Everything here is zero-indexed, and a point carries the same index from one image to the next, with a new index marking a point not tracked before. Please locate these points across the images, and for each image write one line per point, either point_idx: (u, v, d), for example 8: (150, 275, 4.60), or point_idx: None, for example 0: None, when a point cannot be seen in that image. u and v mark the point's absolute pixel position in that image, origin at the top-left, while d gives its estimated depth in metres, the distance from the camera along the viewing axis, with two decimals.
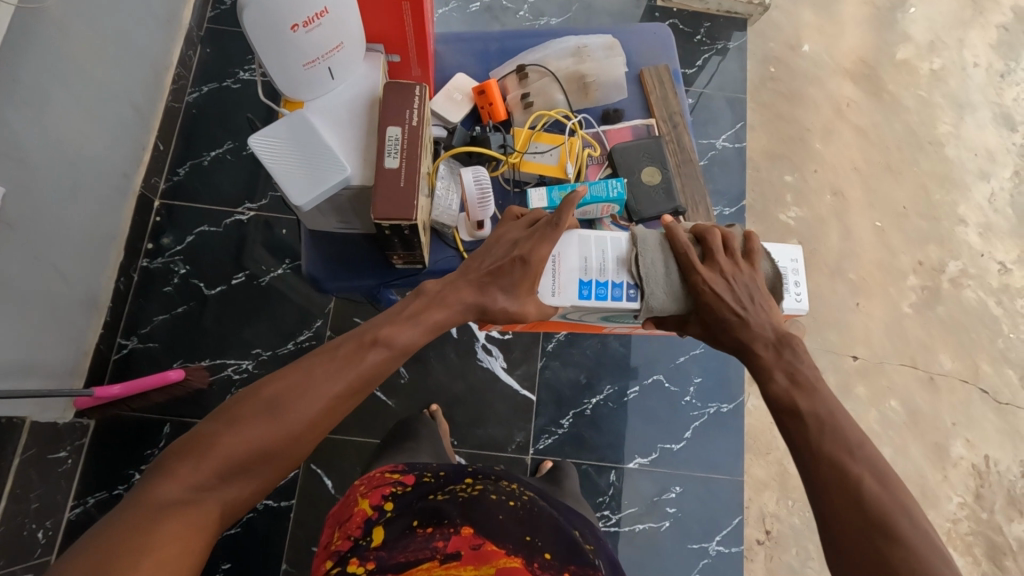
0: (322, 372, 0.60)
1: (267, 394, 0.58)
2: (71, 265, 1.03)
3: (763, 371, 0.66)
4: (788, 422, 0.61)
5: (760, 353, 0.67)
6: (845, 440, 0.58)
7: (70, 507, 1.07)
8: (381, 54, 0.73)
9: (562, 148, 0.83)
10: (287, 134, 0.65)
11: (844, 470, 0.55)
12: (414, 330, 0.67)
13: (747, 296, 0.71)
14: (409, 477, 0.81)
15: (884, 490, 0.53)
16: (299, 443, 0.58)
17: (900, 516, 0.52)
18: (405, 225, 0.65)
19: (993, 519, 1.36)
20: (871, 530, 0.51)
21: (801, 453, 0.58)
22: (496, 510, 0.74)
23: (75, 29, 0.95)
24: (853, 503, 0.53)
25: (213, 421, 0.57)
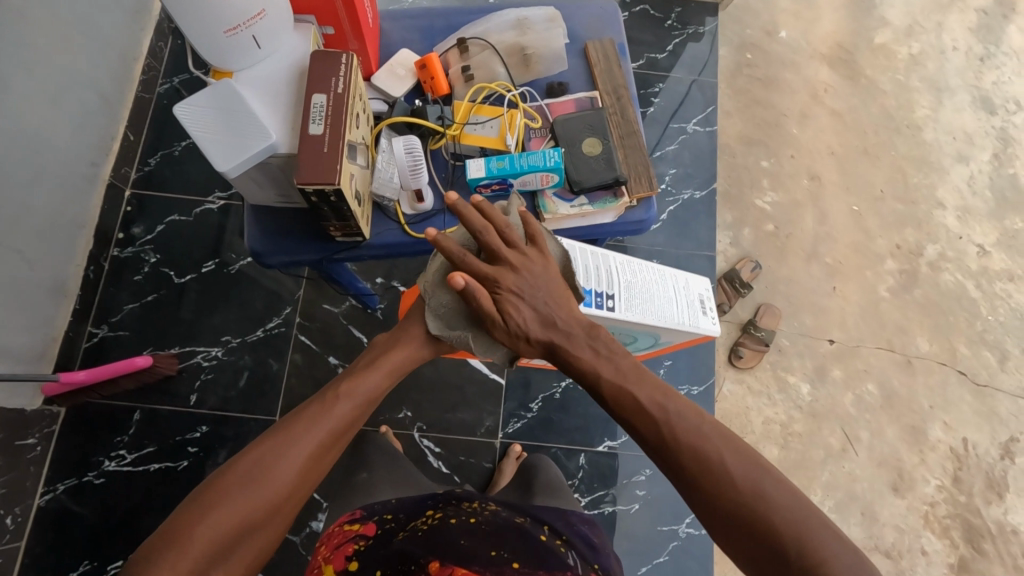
0: (297, 435, 0.58)
1: (242, 467, 0.55)
2: (35, 252, 1.04)
3: (588, 371, 0.63)
4: (631, 416, 0.60)
5: (576, 354, 0.65)
6: (691, 423, 0.57)
7: (40, 493, 1.08)
8: (312, 25, 0.74)
9: (502, 120, 0.84)
10: (210, 101, 0.66)
11: (703, 449, 0.55)
12: (379, 376, 0.66)
13: (545, 291, 0.66)
14: (370, 526, 0.78)
15: (742, 461, 0.54)
16: (281, 513, 0.56)
17: (769, 481, 0.53)
18: (329, 189, 0.65)
19: (971, 501, 1.35)
20: (748, 505, 0.52)
21: (659, 446, 0.57)
22: (459, 536, 0.72)
23: (34, 17, 0.96)
24: (723, 486, 0.53)
25: (186, 506, 0.53)
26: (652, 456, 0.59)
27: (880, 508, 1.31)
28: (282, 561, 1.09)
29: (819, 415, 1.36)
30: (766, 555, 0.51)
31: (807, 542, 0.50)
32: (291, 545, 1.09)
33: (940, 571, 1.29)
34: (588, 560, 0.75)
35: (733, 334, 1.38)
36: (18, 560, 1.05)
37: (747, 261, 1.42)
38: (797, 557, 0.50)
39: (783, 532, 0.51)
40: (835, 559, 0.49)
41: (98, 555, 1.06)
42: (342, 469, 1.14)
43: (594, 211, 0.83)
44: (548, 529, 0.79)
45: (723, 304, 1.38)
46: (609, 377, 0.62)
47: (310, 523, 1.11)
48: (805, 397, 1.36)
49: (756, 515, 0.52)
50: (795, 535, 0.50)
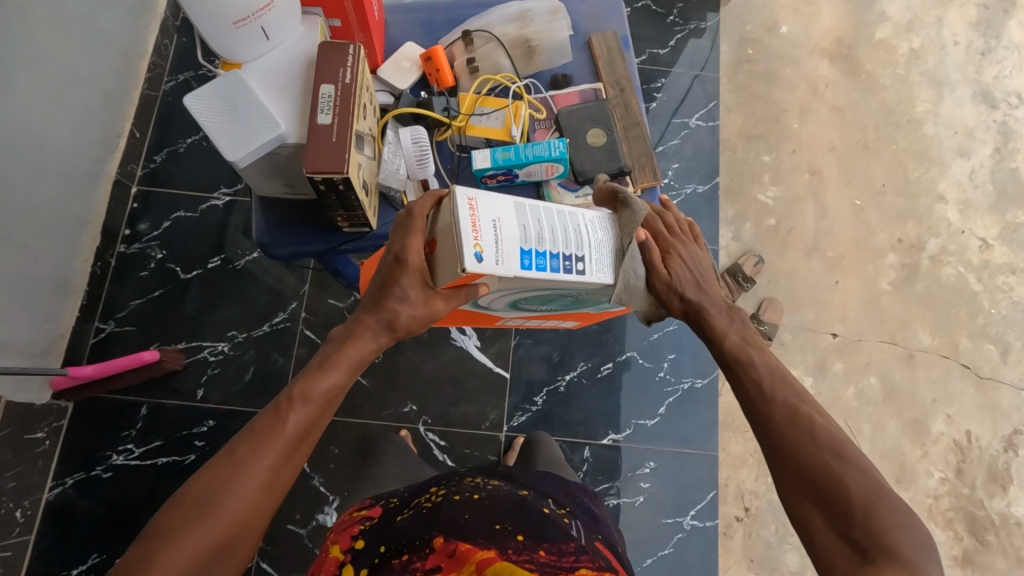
0: (249, 455, 0.57)
1: (194, 496, 0.54)
2: (42, 248, 1.05)
3: (717, 332, 0.67)
4: (740, 370, 0.64)
5: (715, 321, 0.67)
6: (794, 389, 0.61)
7: (49, 487, 1.09)
8: (319, 17, 0.75)
9: (507, 111, 0.85)
10: (220, 92, 0.67)
11: (797, 411, 0.59)
12: (334, 375, 0.63)
13: (703, 264, 0.70)
14: (375, 508, 0.80)
15: (832, 425, 0.57)
16: (245, 532, 0.55)
17: (850, 445, 0.56)
18: (337, 178, 0.65)
19: (974, 494, 1.35)
20: (827, 463, 0.55)
21: (754, 399, 0.61)
22: (461, 512, 0.71)
23: (39, 15, 0.97)
24: (806, 443, 0.56)
25: (144, 541, 0.52)
26: (744, 409, 0.62)
27: None
28: (289, 554, 1.09)
29: (821, 409, 1.36)
30: (825, 502, 0.53)
31: (875, 506, 0.52)
32: (297, 538, 1.10)
33: (943, 563, 1.30)
34: (592, 529, 0.78)
35: None
36: (27, 554, 1.05)
37: (749, 256, 1.43)
38: (861, 512, 0.52)
39: (851, 492, 0.53)
40: (898, 530, 0.51)
41: (106, 548, 1.07)
42: (348, 463, 1.14)
43: None
44: (551, 502, 0.81)
45: (726, 298, 1.39)
46: (733, 344, 0.66)
47: (316, 517, 1.11)
48: (807, 390, 1.37)
49: (829, 472, 0.54)
50: (863, 499, 0.52)
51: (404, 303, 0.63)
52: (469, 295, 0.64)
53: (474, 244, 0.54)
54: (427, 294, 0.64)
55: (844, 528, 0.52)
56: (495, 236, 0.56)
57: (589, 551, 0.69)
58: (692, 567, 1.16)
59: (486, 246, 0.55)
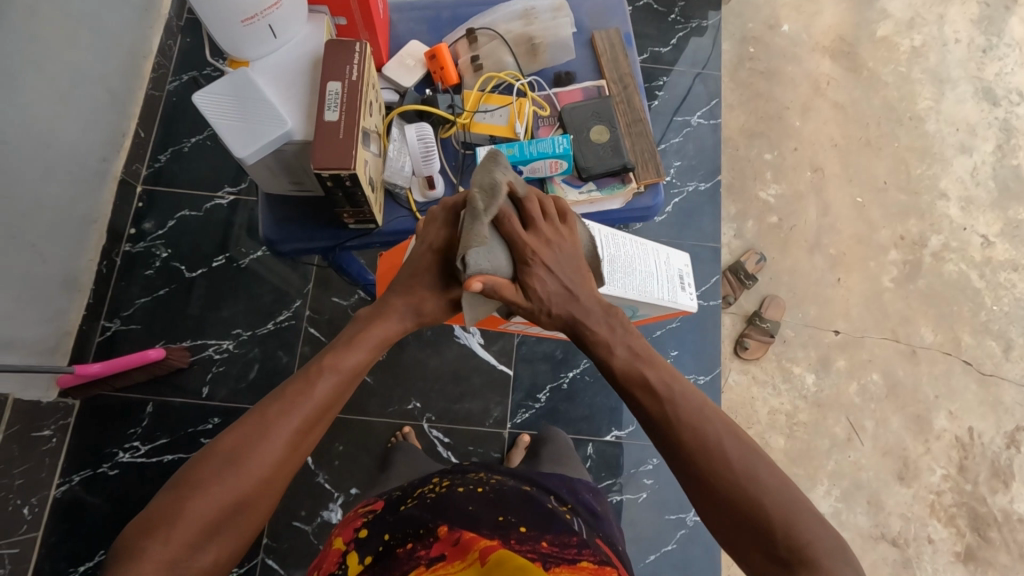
0: (279, 416, 0.58)
1: (222, 452, 0.55)
2: (48, 246, 1.05)
3: (602, 345, 0.64)
4: (638, 392, 0.61)
5: (595, 331, 0.65)
6: (695, 403, 0.59)
7: (56, 485, 1.09)
8: (325, 15, 0.75)
9: (511, 108, 0.85)
10: (228, 89, 0.68)
11: (699, 431, 0.57)
12: (361, 350, 0.65)
13: (569, 267, 0.65)
14: (376, 503, 0.80)
15: (739, 441, 0.57)
16: (266, 493, 0.55)
17: (758, 462, 0.56)
18: (344, 174, 0.66)
19: (977, 490, 1.35)
20: (743, 487, 0.54)
21: (659, 425, 0.59)
22: (466, 503, 0.73)
23: (45, 15, 0.98)
24: (719, 467, 0.55)
25: (173, 488, 0.53)
26: (651, 434, 0.60)
27: (885, 497, 1.32)
28: (294, 550, 1.10)
29: (823, 405, 1.37)
30: (747, 528, 0.53)
31: (792, 523, 0.52)
32: (303, 534, 1.11)
33: (946, 559, 1.30)
34: (595, 527, 0.79)
35: (738, 325, 1.40)
36: (34, 550, 1.06)
37: (752, 253, 1.43)
38: (782, 536, 0.52)
39: (771, 513, 0.53)
40: (818, 542, 0.52)
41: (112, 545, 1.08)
42: (352, 460, 1.15)
43: (603, 197, 0.84)
44: (556, 498, 0.82)
45: (729, 295, 1.39)
46: (625, 357, 0.63)
47: (321, 513, 1.12)
48: (810, 387, 1.37)
49: (749, 497, 0.54)
50: (782, 517, 0.53)
51: (433, 289, 0.68)
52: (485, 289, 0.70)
53: None
54: (450, 284, 0.68)
55: (768, 549, 0.52)
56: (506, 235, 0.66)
57: (592, 545, 0.71)
58: (695, 563, 1.16)
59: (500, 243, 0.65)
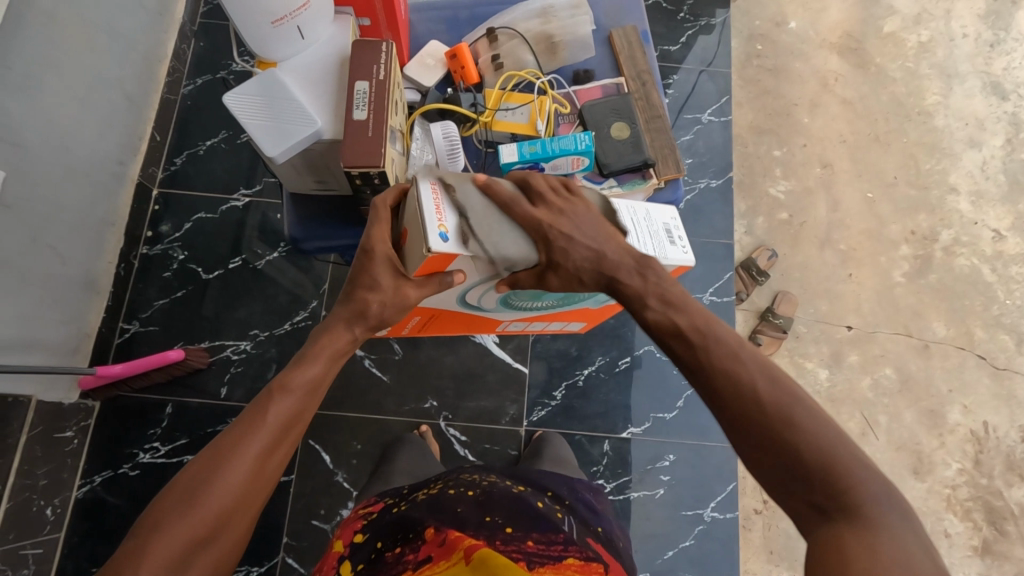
0: (238, 442, 0.59)
1: (183, 486, 0.56)
2: (69, 248, 1.07)
3: (636, 300, 0.66)
4: (676, 342, 0.63)
5: (627, 283, 0.67)
6: (731, 349, 0.60)
7: (77, 485, 1.11)
8: (351, 16, 0.76)
9: (532, 106, 0.86)
10: (258, 90, 0.69)
11: (736, 379, 0.58)
12: (313, 365, 0.66)
13: (587, 232, 0.67)
14: (376, 505, 0.81)
15: (776, 382, 0.57)
16: (234, 517, 0.56)
17: (795, 400, 0.56)
18: (373, 172, 0.67)
19: (992, 484, 1.35)
20: (781, 431, 0.55)
21: (701, 376, 0.60)
22: (456, 504, 0.73)
23: (65, 20, 0.99)
24: (758, 415, 0.56)
25: (139, 530, 0.54)
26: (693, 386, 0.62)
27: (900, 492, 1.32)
28: (314, 548, 1.11)
29: (837, 400, 1.37)
30: (783, 470, 0.54)
31: (831, 464, 0.52)
32: (322, 533, 1.12)
33: (962, 553, 1.30)
34: (588, 523, 0.80)
35: (750, 322, 1.40)
36: (57, 551, 1.07)
37: (763, 249, 1.43)
38: (819, 475, 0.52)
39: (809, 458, 0.53)
40: (859, 486, 0.51)
41: None
42: (370, 457, 1.16)
43: (623, 192, 0.86)
44: (550, 496, 0.83)
45: (741, 292, 1.39)
46: (660, 309, 0.65)
47: (340, 511, 1.13)
48: (823, 382, 1.38)
49: (788, 445, 0.54)
50: (821, 463, 0.53)
51: (375, 290, 0.68)
52: (441, 284, 0.69)
53: (439, 225, 0.62)
54: (398, 280, 0.68)
55: (807, 496, 0.53)
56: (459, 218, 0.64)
57: (580, 544, 0.71)
58: (713, 558, 1.16)
59: (450, 226, 0.63)
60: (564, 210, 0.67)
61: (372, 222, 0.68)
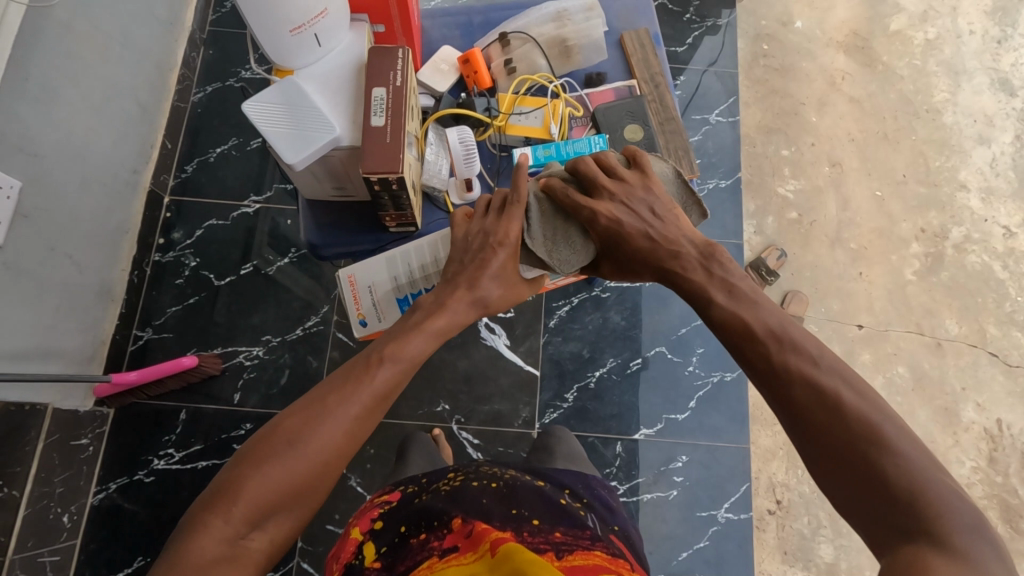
0: (336, 404, 0.58)
1: (284, 430, 0.56)
2: (86, 258, 1.08)
3: (699, 292, 0.65)
4: (746, 346, 0.60)
5: (688, 271, 0.67)
6: (808, 355, 0.57)
7: (94, 492, 1.11)
8: (366, 23, 0.77)
9: (546, 110, 0.87)
10: (278, 99, 0.70)
11: (821, 392, 0.54)
12: (419, 339, 0.65)
13: (643, 216, 0.71)
14: (394, 493, 0.81)
15: (860, 396, 0.53)
16: (328, 473, 0.57)
17: (882, 419, 0.52)
18: (392, 178, 0.68)
19: (1007, 482, 1.34)
20: (864, 448, 0.51)
21: (774, 377, 0.57)
22: (479, 496, 0.73)
23: (81, 31, 1.00)
24: (842, 431, 0.52)
25: (240, 465, 0.55)
26: (762, 385, 0.58)
27: None
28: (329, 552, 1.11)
29: None
30: (862, 485, 0.51)
31: (920, 490, 0.49)
32: (336, 537, 1.12)
33: None
34: (606, 521, 0.79)
35: None
36: (75, 557, 1.08)
37: (773, 249, 1.43)
38: (906, 496, 0.49)
39: (896, 481, 0.49)
40: (951, 514, 0.48)
41: (149, 550, 1.09)
42: (383, 462, 1.16)
43: None
44: (568, 493, 0.83)
45: None
46: (725, 308, 0.62)
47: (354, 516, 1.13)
48: None
49: (871, 463, 0.50)
50: (912, 488, 0.49)
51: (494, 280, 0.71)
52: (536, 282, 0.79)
53: (357, 314, 0.82)
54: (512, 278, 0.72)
55: (889, 517, 0.49)
56: (370, 301, 0.81)
57: (604, 539, 0.71)
58: (728, 559, 1.16)
59: (365, 313, 0.82)
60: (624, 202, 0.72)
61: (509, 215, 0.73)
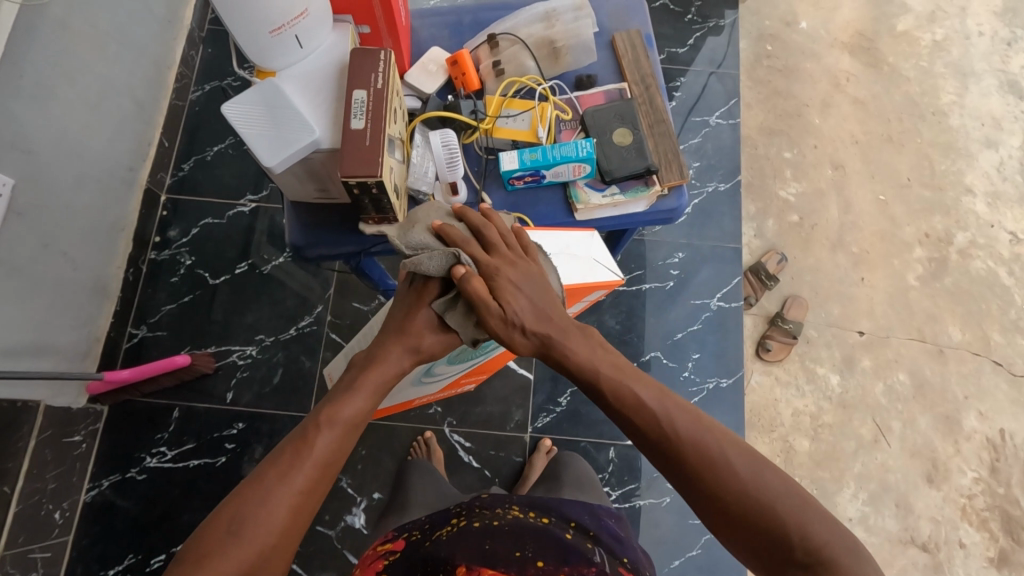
0: (280, 477, 0.55)
1: (227, 516, 0.53)
2: (80, 255, 1.08)
3: (587, 368, 0.63)
4: (632, 419, 0.60)
5: (569, 347, 0.64)
6: (689, 412, 0.60)
7: (87, 489, 1.12)
8: (349, 25, 0.77)
9: (533, 113, 0.87)
10: (256, 101, 0.70)
11: (702, 447, 0.57)
12: (359, 398, 0.62)
13: (530, 290, 0.64)
14: (397, 542, 0.79)
15: (738, 452, 0.57)
16: (282, 546, 0.54)
17: (764, 469, 0.56)
18: (371, 182, 0.67)
19: (1010, 493, 1.32)
20: (751, 494, 0.55)
21: (660, 440, 0.59)
22: (483, 540, 0.73)
23: (76, 29, 1.00)
24: (728, 488, 0.55)
25: (183, 563, 0.51)
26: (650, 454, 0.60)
27: (913, 500, 1.29)
28: (318, 553, 1.11)
29: (849, 407, 1.34)
30: (762, 530, 0.54)
31: (805, 530, 0.53)
32: (326, 539, 1.11)
33: (979, 563, 1.27)
34: (615, 553, 0.77)
35: (760, 327, 1.38)
36: (68, 553, 1.08)
37: (773, 253, 1.42)
38: (798, 539, 0.53)
39: (782, 521, 0.53)
40: (833, 536, 0.52)
41: (141, 548, 1.09)
42: (374, 464, 1.16)
43: (627, 200, 0.85)
44: (574, 527, 0.81)
45: (750, 296, 1.38)
46: (607, 376, 0.62)
47: (345, 517, 1.12)
48: (835, 388, 1.35)
49: (763, 506, 0.54)
50: (797, 518, 0.53)
51: (427, 327, 0.65)
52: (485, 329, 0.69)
53: None
54: (447, 321, 0.66)
55: (786, 556, 0.53)
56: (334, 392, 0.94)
57: None
58: (720, 567, 1.15)
59: None
60: (503, 267, 0.64)
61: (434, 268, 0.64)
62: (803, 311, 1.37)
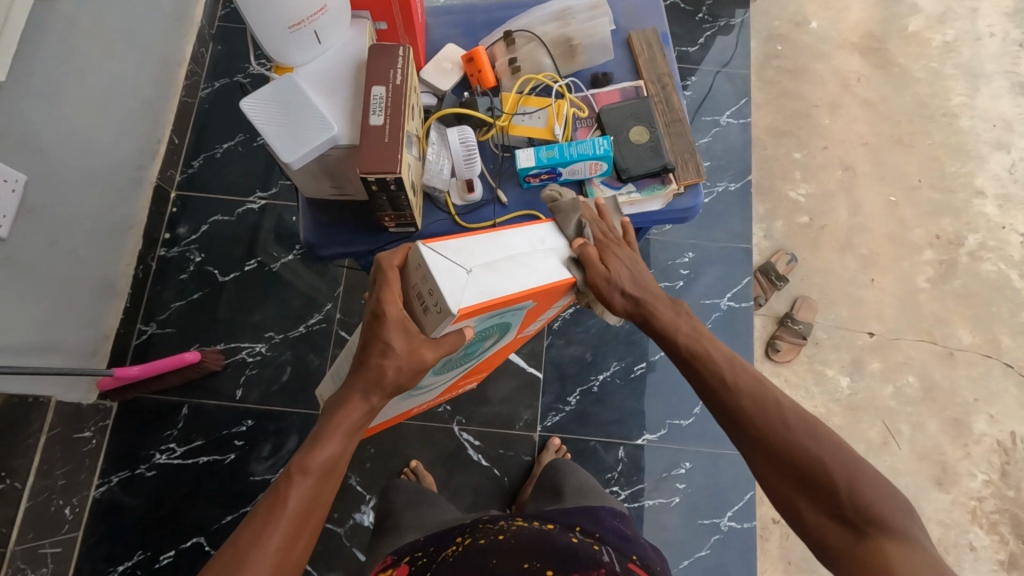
0: (254, 540, 0.53)
1: None
2: (88, 253, 1.08)
3: (669, 331, 0.66)
4: (699, 372, 0.64)
5: (661, 315, 0.67)
6: (751, 373, 0.62)
7: (96, 485, 1.11)
8: (367, 20, 0.77)
9: (550, 110, 0.87)
10: (274, 97, 0.69)
11: (761, 402, 0.59)
12: (331, 442, 0.59)
13: (635, 267, 0.69)
14: (402, 568, 0.78)
15: (795, 410, 0.58)
16: None
17: (818, 431, 0.57)
18: (389, 178, 0.67)
19: (1020, 496, 1.31)
20: (804, 449, 0.56)
21: (720, 392, 0.61)
22: (487, 555, 0.70)
23: (86, 27, 1.00)
24: (785, 441, 0.57)
25: None
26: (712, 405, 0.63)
27: (922, 503, 1.28)
28: (326, 551, 1.10)
29: (858, 409, 1.34)
30: (814, 486, 0.55)
31: (856, 487, 0.54)
32: (334, 537, 1.11)
33: (988, 567, 1.26)
34: (623, 553, 0.76)
35: (769, 328, 1.38)
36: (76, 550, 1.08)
37: (782, 254, 1.41)
38: (848, 496, 0.53)
39: (834, 477, 0.54)
40: (882, 493, 0.53)
41: (148, 545, 1.09)
42: (382, 462, 1.16)
43: (642, 198, 0.85)
44: (579, 530, 0.81)
45: (759, 297, 1.37)
46: (684, 340, 0.65)
47: (353, 516, 1.12)
48: (843, 390, 1.34)
49: (814, 462, 0.55)
50: (847, 474, 0.54)
51: (387, 354, 0.60)
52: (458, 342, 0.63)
53: None
54: (413, 343, 0.60)
55: (835, 510, 0.54)
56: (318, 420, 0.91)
57: None
58: (729, 569, 1.14)
59: None
60: (612, 245, 0.70)
61: (382, 286, 0.62)
62: (812, 312, 1.37)
